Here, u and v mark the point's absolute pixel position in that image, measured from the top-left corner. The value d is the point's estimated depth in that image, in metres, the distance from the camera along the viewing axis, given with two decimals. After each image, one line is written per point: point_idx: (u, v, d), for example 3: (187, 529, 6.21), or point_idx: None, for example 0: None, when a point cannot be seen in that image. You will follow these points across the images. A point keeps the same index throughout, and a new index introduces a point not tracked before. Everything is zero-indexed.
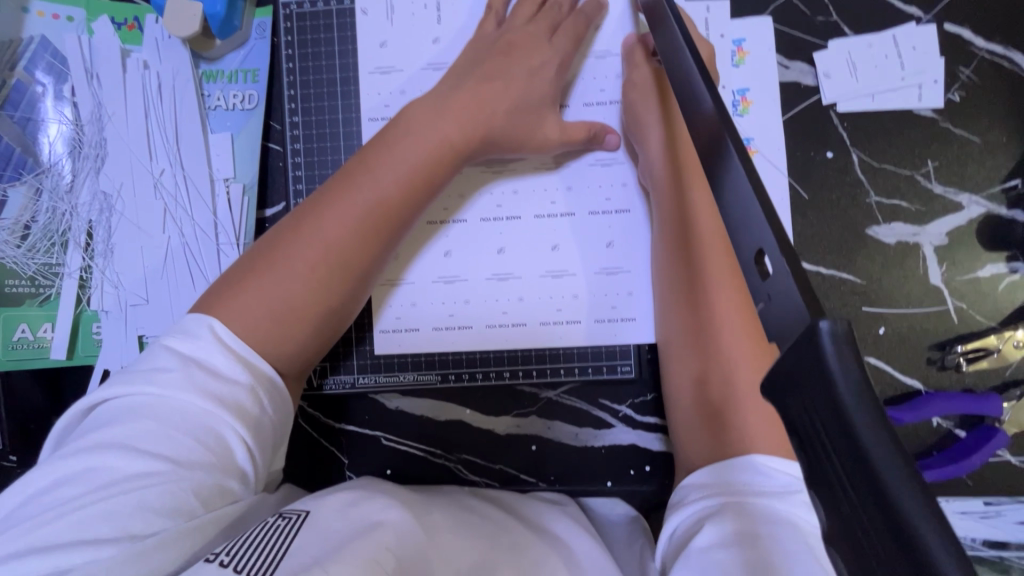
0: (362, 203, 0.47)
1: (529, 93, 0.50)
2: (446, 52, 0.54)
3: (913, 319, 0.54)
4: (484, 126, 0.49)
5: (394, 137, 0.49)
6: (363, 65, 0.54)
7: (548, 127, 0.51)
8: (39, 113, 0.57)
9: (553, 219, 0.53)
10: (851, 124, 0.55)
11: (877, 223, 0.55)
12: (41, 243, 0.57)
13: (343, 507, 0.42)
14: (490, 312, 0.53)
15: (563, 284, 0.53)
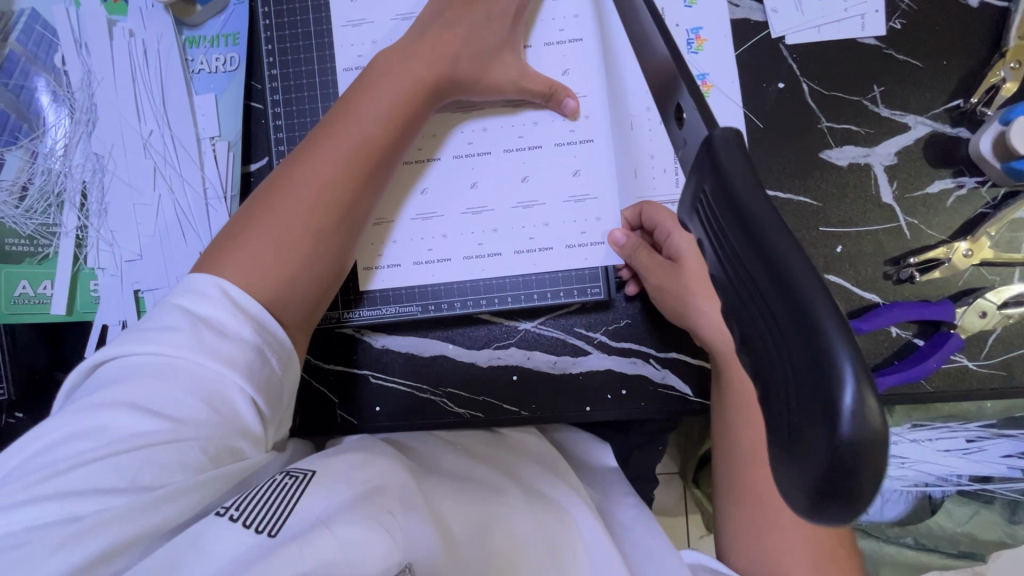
0: (349, 150, 0.50)
1: (492, 36, 0.53)
2: (413, 3, 0.57)
3: (868, 236, 0.57)
4: (452, 66, 0.52)
5: (367, 87, 0.52)
6: (336, 19, 0.57)
7: (512, 69, 0.54)
8: (32, 82, 0.60)
9: (522, 154, 0.56)
10: (800, 56, 0.58)
11: (830, 147, 0.58)
12: (39, 204, 0.60)
13: (345, 470, 0.45)
14: (467, 245, 0.57)
15: (534, 213, 0.56)
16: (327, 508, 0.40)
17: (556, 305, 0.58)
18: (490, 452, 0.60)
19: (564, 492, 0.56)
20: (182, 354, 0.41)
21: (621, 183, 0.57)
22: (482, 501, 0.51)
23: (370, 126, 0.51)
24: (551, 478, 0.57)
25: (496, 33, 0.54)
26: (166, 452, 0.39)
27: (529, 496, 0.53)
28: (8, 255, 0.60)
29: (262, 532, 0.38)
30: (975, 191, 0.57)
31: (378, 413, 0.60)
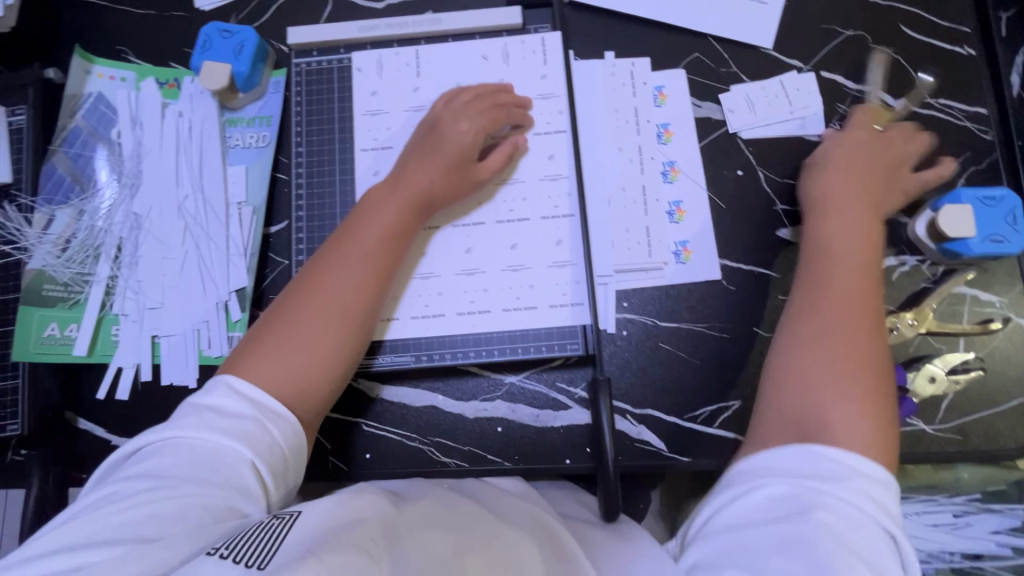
0: (349, 262, 0.56)
1: (464, 151, 0.60)
2: (424, 96, 0.65)
3: None
4: (431, 182, 0.59)
5: (367, 209, 0.59)
6: (357, 109, 0.66)
7: (483, 172, 0.62)
8: (90, 150, 0.68)
9: (511, 224, 0.64)
10: (755, 149, 0.67)
11: (785, 227, 0.65)
12: (77, 255, 0.66)
13: (329, 509, 0.46)
14: (461, 303, 0.63)
15: (521, 276, 0.63)
16: (319, 537, 0.42)
17: (540, 359, 0.63)
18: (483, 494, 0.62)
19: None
20: (193, 427, 0.47)
21: (598, 251, 0.64)
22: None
23: (369, 240, 0.57)
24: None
25: (464, 147, 0.60)
26: (169, 506, 0.42)
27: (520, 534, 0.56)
28: (43, 299, 0.65)
29: (252, 566, 0.38)
30: (917, 267, 0.64)
31: (368, 460, 0.63)
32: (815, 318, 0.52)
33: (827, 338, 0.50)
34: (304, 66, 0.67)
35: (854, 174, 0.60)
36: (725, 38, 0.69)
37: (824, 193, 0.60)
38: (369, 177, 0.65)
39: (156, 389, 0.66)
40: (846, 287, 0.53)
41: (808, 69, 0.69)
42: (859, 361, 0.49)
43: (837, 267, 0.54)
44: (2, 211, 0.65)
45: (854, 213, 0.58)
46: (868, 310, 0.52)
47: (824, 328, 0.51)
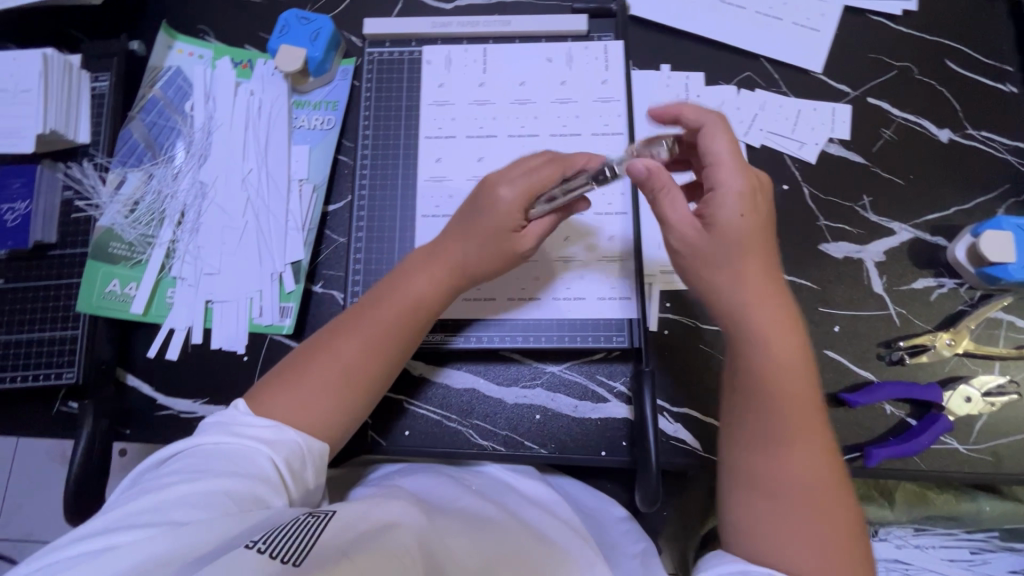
0: (381, 323, 0.54)
1: (505, 225, 0.55)
2: (489, 92, 0.69)
3: (862, 320, 0.65)
4: (466, 257, 0.57)
5: (401, 276, 0.57)
6: (424, 99, 0.69)
7: (526, 244, 0.57)
8: (165, 119, 0.71)
9: (564, 217, 0.66)
10: (801, 166, 0.70)
11: (827, 241, 0.67)
12: (144, 217, 0.68)
13: (359, 511, 0.47)
14: (511, 289, 0.65)
15: (571, 268, 0.65)
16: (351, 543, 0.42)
17: (584, 350, 0.65)
18: (511, 497, 0.63)
19: (570, 538, 0.58)
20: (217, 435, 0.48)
21: (646, 250, 0.66)
22: (492, 541, 0.52)
23: (394, 310, 0.55)
24: (562, 525, 0.59)
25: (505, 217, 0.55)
26: (199, 497, 0.43)
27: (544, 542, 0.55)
28: (107, 255, 0.66)
29: (288, 562, 0.39)
30: (954, 290, 0.65)
31: (406, 437, 0.64)
32: (772, 455, 0.47)
33: (774, 484, 0.46)
34: (376, 55, 0.71)
35: (756, 255, 0.49)
36: (777, 59, 0.72)
37: (761, 319, 0.48)
38: (430, 163, 0.68)
39: (205, 352, 0.67)
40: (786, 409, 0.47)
41: (855, 93, 0.72)
42: (816, 491, 0.45)
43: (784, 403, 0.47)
44: (79, 168, 0.68)
45: (784, 334, 0.48)
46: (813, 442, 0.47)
47: (772, 462, 0.47)
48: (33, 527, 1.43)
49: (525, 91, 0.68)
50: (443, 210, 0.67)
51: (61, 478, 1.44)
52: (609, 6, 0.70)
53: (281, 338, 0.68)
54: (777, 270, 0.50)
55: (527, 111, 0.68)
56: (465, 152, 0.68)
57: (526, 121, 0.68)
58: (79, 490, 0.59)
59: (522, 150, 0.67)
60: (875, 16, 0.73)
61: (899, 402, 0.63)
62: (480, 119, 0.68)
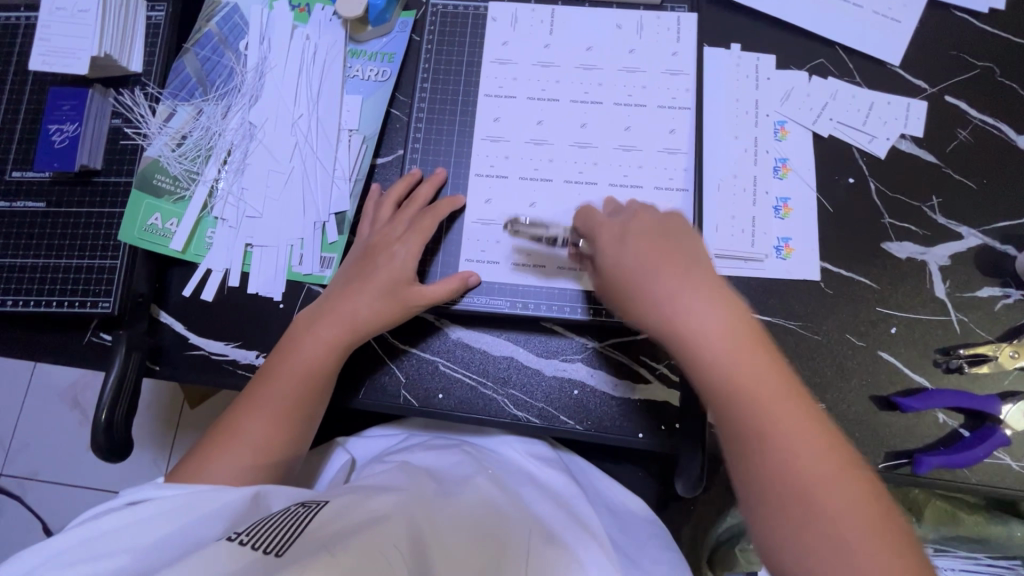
0: (288, 386, 0.57)
1: (399, 275, 0.60)
2: (554, 54, 0.67)
3: (921, 324, 0.63)
4: (362, 312, 0.59)
5: (295, 343, 0.59)
6: (486, 56, 0.67)
7: (405, 272, 0.60)
8: (219, 56, 0.70)
9: (623, 189, 0.63)
10: (870, 161, 0.67)
11: (890, 240, 0.65)
12: (191, 152, 0.67)
13: (347, 506, 0.49)
14: (563, 258, 0.63)
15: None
16: (336, 532, 0.45)
17: (631, 329, 0.63)
18: (526, 493, 0.61)
19: (587, 546, 0.55)
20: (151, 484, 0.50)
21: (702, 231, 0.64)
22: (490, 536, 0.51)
23: (293, 376, 0.57)
24: (580, 528, 0.57)
25: (398, 271, 0.60)
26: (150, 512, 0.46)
27: (551, 542, 0.53)
28: (151, 187, 0.65)
29: (271, 553, 0.41)
30: (1020, 302, 0.63)
31: (439, 401, 0.63)
32: (761, 430, 0.44)
33: (765, 459, 0.43)
34: (441, 9, 0.69)
35: (658, 259, 0.51)
36: (854, 48, 0.69)
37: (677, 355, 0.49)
38: (488, 122, 0.66)
39: (241, 296, 0.66)
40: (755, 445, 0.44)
41: (933, 90, 0.69)
42: (824, 464, 0.43)
43: (734, 387, 0.45)
44: (130, 95, 0.66)
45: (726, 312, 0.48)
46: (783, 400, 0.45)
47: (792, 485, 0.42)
48: (39, 465, 1.44)
49: (592, 56, 0.66)
50: (498, 170, 0.65)
51: (69, 420, 1.44)
52: None
53: (321, 288, 0.66)
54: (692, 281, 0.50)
55: (591, 78, 0.66)
56: (524, 114, 0.66)
57: (589, 87, 0.66)
58: (107, 421, 0.58)
59: (584, 116, 0.65)
60: (961, 12, 0.70)
61: (953, 412, 0.60)
62: (542, 82, 0.66)
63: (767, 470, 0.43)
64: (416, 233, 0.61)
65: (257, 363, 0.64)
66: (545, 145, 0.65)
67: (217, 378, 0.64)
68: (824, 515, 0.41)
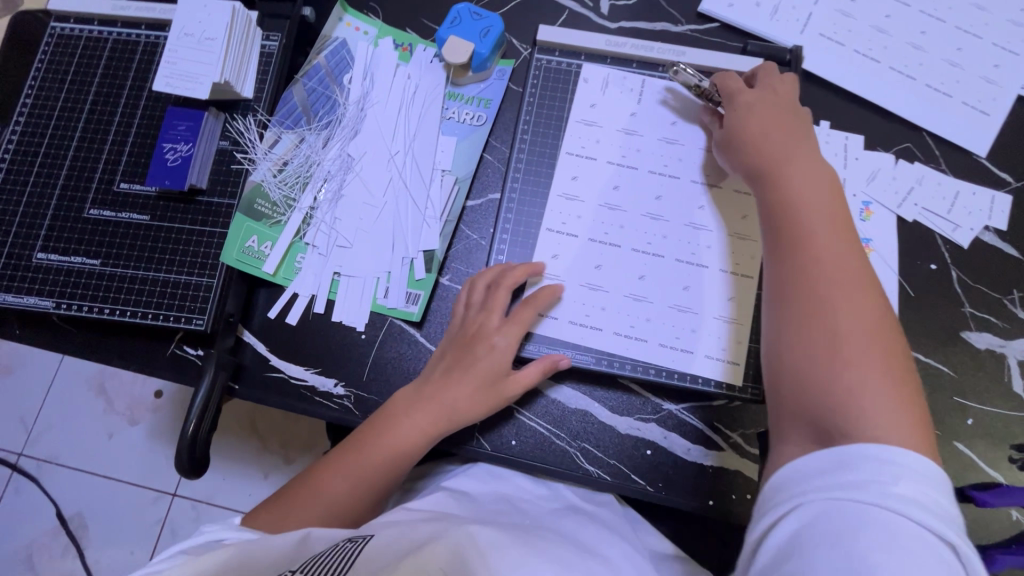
0: (374, 466, 0.57)
1: (496, 369, 0.60)
2: (639, 124, 0.69)
3: (997, 417, 0.63)
4: (460, 404, 0.59)
5: (391, 421, 0.59)
6: (574, 113, 0.70)
7: (501, 365, 0.60)
8: (324, 88, 0.72)
9: (689, 267, 0.65)
10: (953, 248, 0.68)
11: (970, 329, 0.65)
12: (291, 179, 0.69)
13: (395, 536, 0.48)
14: (621, 326, 0.64)
15: (687, 318, 0.64)
16: (381, 565, 0.43)
17: (707, 395, 0.63)
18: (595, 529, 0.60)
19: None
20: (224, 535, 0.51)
21: None
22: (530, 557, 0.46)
23: (385, 457, 0.57)
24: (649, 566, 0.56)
25: (496, 364, 0.60)
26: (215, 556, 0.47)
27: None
28: (252, 211, 0.67)
29: None
30: None
31: (511, 447, 0.64)
32: (821, 281, 0.47)
33: (831, 313, 0.45)
34: (545, 63, 0.72)
35: (776, 131, 0.57)
36: (942, 136, 0.71)
37: (785, 191, 0.52)
38: (566, 181, 0.68)
39: (324, 323, 0.67)
40: (833, 299, 0.45)
41: (1018, 184, 0.70)
42: (878, 347, 0.43)
43: (814, 245, 0.48)
44: (242, 121, 0.69)
45: (836, 219, 0.49)
46: (853, 273, 0.47)
47: (835, 324, 0.45)
48: (60, 450, 1.44)
49: (675, 131, 0.68)
50: (569, 229, 0.67)
51: (95, 407, 1.45)
52: (784, 55, 0.70)
53: (405, 323, 0.67)
54: (833, 184, 0.52)
55: (678, 147, 0.68)
56: (601, 178, 0.68)
57: (667, 163, 0.68)
58: (192, 437, 0.59)
59: (663, 183, 0.67)
60: None
61: None
62: (625, 150, 0.68)
63: (806, 273, 0.47)
64: (516, 325, 0.61)
65: (334, 391, 0.65)
66: (620, 212, 0.67)
67: (295, 403, 0.65)
68: (852, 372, 0.42)
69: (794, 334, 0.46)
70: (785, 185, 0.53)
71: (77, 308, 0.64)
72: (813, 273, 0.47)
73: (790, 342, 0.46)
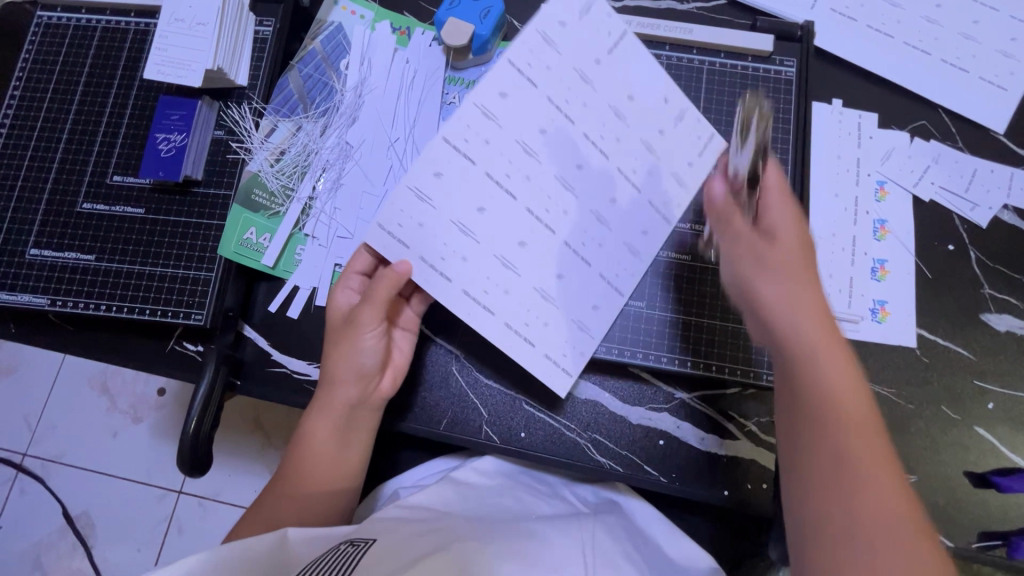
0: (295, 475, 0.56)
1: (359, 348, 0.57)
2: (598, 75, 0.56)
3: (1018, 400, 0.61)
4: (340, 400, 0.56)
5: (301, 431, 0.57)
6: (537, 22, 0.54)
7: (366, 348, 0.57)
8: (321, 74, 0.70)
9: (538, 223, 0.57)
10: (971, 228, 0.66)
11: (990, 311, 0.64)
12: (288, 168, 0.67)
13: (401, 540, 0.46)
14: (474, 287, 0.57)
15: (545, 308, 0.58)
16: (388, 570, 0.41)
17: (720, 381, 0.62)
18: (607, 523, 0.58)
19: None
20: None
21: None
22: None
23: (301, 467, 0.56)
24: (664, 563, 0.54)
25: (359, 341, 0.57)
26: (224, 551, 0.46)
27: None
28: (250, 202, 0.65)
29: None
30: None
31: (521, 439, 0.62)
32: (818, 388, 0.38)
33: (828, 422, 0.38)
34: None
35: (761, 176, 0.46)
36: (959, 112, 0.69)
37: (773, 267, 0.43)
38: (492, 96, 0.54)
39: (326, 316, 0.65)
40: (826, 402, 0.38)
41: None
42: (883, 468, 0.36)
43: (808, 334, 0.40)
44: (236, 108, 0.67)
45: (818, 306, 0.41)
46: (849, 383, 0.38)
47: (840, 445, 0.37)
48: (64, 449, 1.43)
49: (631, 108, 0.57)
50: (467, 152, 0.55)
51: (98, 406, 1.44)
52: (796, 31, 0.67)
53: None
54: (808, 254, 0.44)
55: None
56: (530, 112, 0.55)
57: (604, 136, 0.57)
58: (194, 435, 0.58)
59: None
60: None
61: None
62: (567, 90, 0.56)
63: (805, 375, 0.39)
64: (370, 305, 0.56)
65: None
66: (530, 159, 0.56)
67: (299, 398, 0.63)
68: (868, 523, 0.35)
69: (802, 464, 0.38)
70: (770, 259, 0.44)
71: (73, 305, 0.63)
72: (808, 374, 0.39)
73: (803, 490, 0.38)
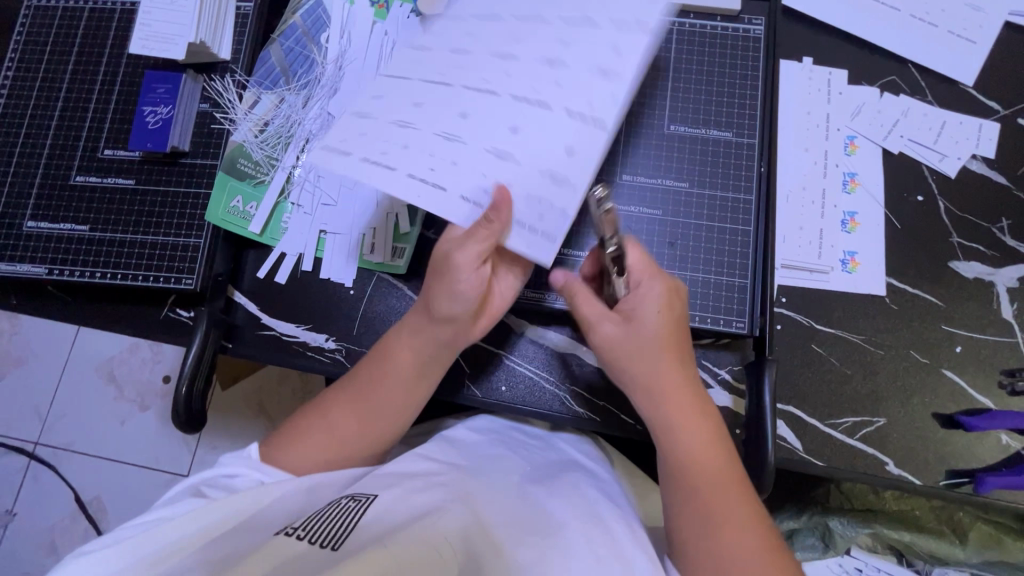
0: (375, 405, 0.54)
1: (467, 284, 0.50)
2: None
3: (985, 344, 0.63)
4: (438, 333, 0.53)
5: (389, 354, 0.55)
6: None
7: (469, 284, 0.50)
8: (302, 47, 0.71)
9: (525, 105, 0.51)
10: (940, 178, 0.67)
11: (958, 259, 0.65)
12: (272, 139, 0.69)
13: (400, 497, 0.47)
14: (471, 191, 0.50)
15: (505, 167, 0.50)
16: (387, 530, 0.42)
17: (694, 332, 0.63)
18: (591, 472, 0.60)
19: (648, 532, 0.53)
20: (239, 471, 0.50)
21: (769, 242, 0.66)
22: (534, 538, 0.46)
23: (385, 393, 0.54)
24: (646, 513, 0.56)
25: (460, 275, 0.50)
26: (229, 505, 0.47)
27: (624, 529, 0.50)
28: (236, 171, 0.67)
29: (328, 546, 0.39)
30: None
31: (501, 392, 0.65)
32: (691, 485, 0.48)
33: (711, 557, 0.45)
34: None
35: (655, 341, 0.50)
36: (928, 66, 0.70)
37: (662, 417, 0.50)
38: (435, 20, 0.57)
39: (312, 280, 0.68)
40: (708, 537, 0.46)
41: (1006, 112, 0.69)
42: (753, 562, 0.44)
43: (694, 480, 0.48)
44: (220, 81, 0.69)
45: (700, 414, 0.50)
46: (714, 440, 0.49)
47: (714, 542, 0.45)
48: (74, 437, 1.47)
49: None
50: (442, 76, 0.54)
51: (105, 394, 1.48)
52: None
53: (392, 276, 0.68)
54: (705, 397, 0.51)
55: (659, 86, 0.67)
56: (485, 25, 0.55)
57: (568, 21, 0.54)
58: (186, 393, 0.60)
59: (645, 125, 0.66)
60: None
61: (1016, 434, 0.61)
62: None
63: (685, 477, 0.48)
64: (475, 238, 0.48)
65: (325, 345, 0.66)
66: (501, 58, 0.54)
67: (287, 359, 0.66)
68: (722, 529, 0.46)
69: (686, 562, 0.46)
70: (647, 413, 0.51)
71: (69, 273, 0.65)
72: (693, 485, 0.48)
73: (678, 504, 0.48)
